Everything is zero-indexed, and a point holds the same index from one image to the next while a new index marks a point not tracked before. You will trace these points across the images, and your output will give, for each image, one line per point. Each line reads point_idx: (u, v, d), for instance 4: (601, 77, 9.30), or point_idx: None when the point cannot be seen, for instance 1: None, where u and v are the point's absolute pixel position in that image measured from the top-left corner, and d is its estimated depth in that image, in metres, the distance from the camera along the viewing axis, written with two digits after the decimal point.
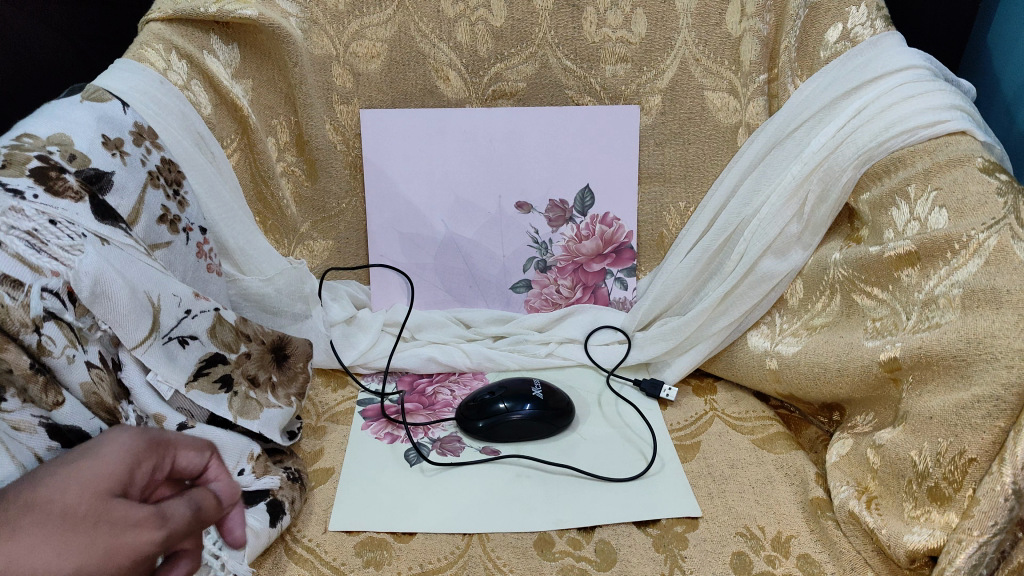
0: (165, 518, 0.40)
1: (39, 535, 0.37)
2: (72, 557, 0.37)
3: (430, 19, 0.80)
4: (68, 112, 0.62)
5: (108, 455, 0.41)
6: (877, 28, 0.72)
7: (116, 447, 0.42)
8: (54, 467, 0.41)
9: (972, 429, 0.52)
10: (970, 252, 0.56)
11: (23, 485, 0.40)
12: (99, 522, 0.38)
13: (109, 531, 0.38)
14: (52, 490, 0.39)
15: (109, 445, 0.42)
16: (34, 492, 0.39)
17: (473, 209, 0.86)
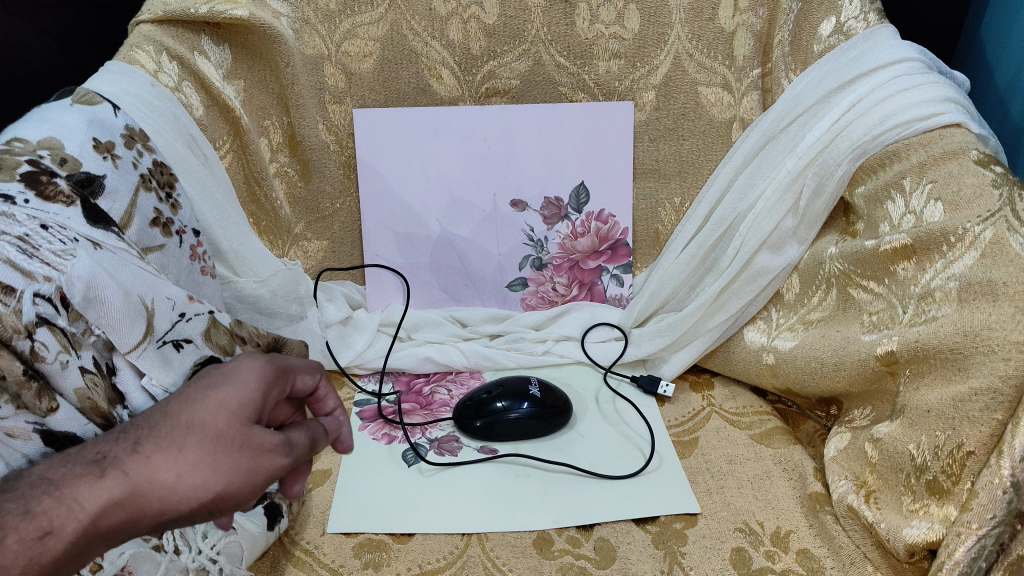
0: (284, 445, 0.43)
1: (198, 452, 0.40)
2: (225, 475, 0.40)
3: (422, 17, 0.80)
4: (59, 116, 0.62)
5: (240, 378, 0.44)
6: (871, 20, 0.72)
7: (247, 373, 0.44)
8: (194, 388, 0.43)
9: (970, 422, 0.52)
10: (966, 245, 0.56)
11: (172, 403, 0.42)
12: (245, 446, 0.41)
13: (250, 454, 0.41)
14: (200, 408, 0.42)
15: (245, 370, 0.45)
16: (186, 409, 0.42)
17: (468, 208, 0.86)
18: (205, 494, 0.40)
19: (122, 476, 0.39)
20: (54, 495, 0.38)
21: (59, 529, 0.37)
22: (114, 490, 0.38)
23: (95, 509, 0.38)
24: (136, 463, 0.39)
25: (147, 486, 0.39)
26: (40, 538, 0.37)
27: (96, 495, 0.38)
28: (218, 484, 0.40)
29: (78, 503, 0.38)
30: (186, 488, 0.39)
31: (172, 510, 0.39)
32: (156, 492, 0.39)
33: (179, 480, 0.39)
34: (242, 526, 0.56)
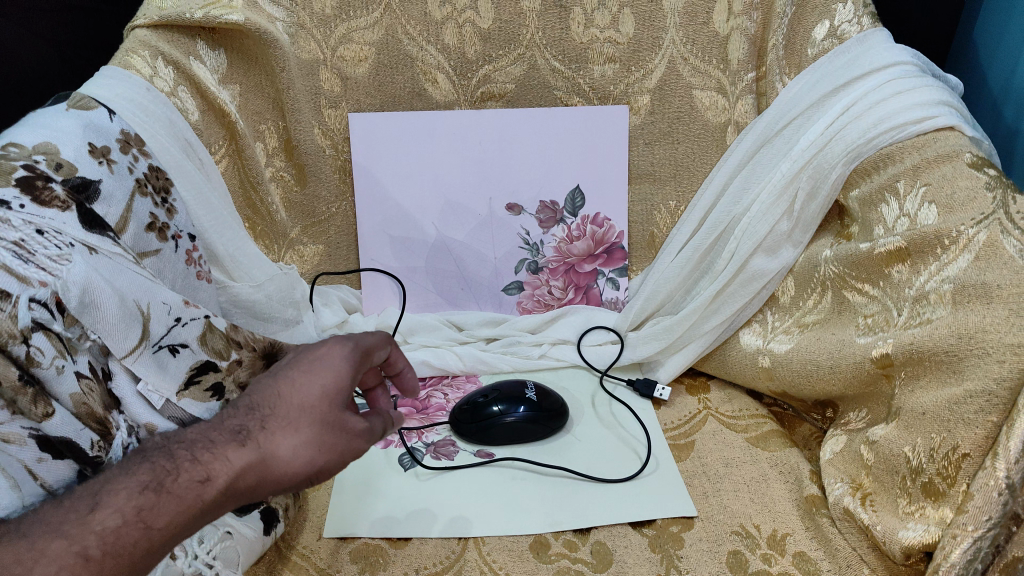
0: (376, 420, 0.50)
1: (310, 427, 0.45)
2: (327, 453, 0.45)
3: (417, 21, 0.80)
4: (54, 121, 0.62)
5: (329, 367, 0.48)
6: (864, 24, 0.72)
7: (331, 364, 0.49)
8: (295, 372, 0.48)
9: (965, 424, 0.52)
10: (960, 247, 0.56)
11: (280, 377, 0.48)
12: (339, 425, 0.46)
13: (349, 431, 0.47)
14: (303, 387, 0.47)
15: (335, 362, 0.49)
16: (289, 389, 0.47)
17: (463, 212, 0.86)
18: (314, 463, 0.45)
19: (251, 445, 0.44)
20: (195, 459, 0.43)
21: (198, 490, 0.42)
22: (245, 459, 0.43)
23: (229, 473, 0.43)
24: (261, 433, 0.44)
25: (271, 454, 0.44)
26: (185, 496, 0.42)
27: (229, 461, 0.43)
28: (330, 454, 0.45)
29: (215, 468, 0.43)
30: (301, 461, 0.44)
31: (287, 477, 0.44)
32: (279, 465, 0.44)
33: (295, 451, 0.44)
34: (236, 531, 0.55)
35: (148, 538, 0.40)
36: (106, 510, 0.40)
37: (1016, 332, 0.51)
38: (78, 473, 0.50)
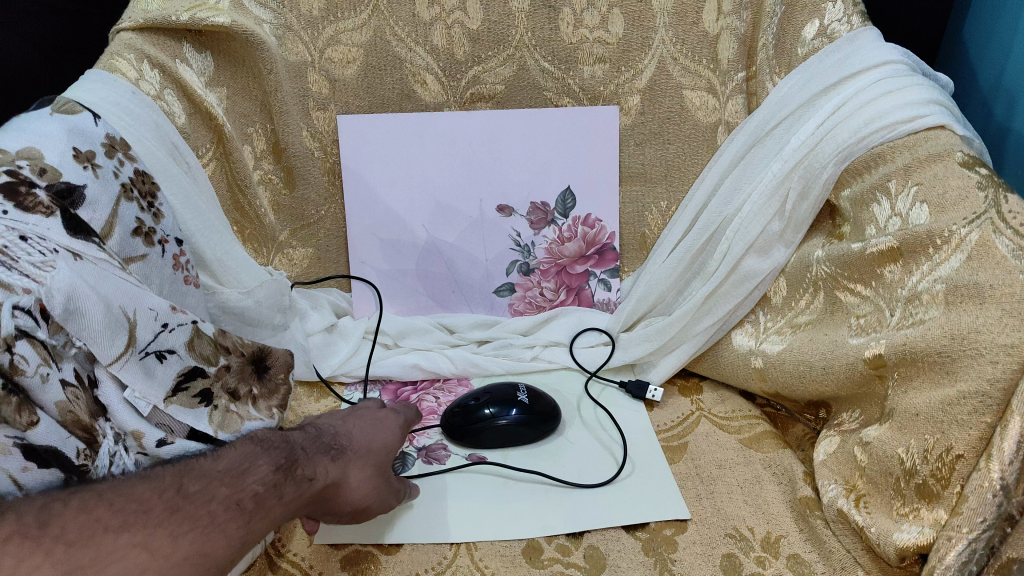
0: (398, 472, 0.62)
1: (373, 470, 0.56)
2: (374, 496, 0.56)
3: (406, 22, 0.79)
4: (37, 125, 0.61)
5: (395, 422, 0.62)
6: (854, 23, 0.72)
7: (391, 418, 0.62)
8: (365, 415, 0.61)
9: (959, 425, 0.52)
10: (952, 247, 0.56)
11: (345, 418, 0.59)
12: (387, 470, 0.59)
13: (391, 478, 0.59)
14: (372, 433, 0.59)
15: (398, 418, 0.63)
16: (362, 427, 0.59)
17: (454, 214, 0.86)
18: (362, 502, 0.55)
19: (339, 468, 0.53)
20: (305, 460, 0.51)
21: (308, 485, 0.50)
22: (334, 475, 0.52)
23: (325, 481, 0.51)
24: (346, 460, 0.54)
25: (348, 482, 0.54)
26: (296, 489, 0.49)
27: (326, 473, 0.52)
28: (378, 496, 0.56)
29: (318, 472, 0.51)
30: (359, 495, 0.54)
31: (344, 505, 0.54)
32: (349, 491, 0.54)
33: (359, 486, 0.54)
34: None
35: (277, 512, 0.47)
36: (255, 475, 0.47)
37: (1010, 333, 0.51)
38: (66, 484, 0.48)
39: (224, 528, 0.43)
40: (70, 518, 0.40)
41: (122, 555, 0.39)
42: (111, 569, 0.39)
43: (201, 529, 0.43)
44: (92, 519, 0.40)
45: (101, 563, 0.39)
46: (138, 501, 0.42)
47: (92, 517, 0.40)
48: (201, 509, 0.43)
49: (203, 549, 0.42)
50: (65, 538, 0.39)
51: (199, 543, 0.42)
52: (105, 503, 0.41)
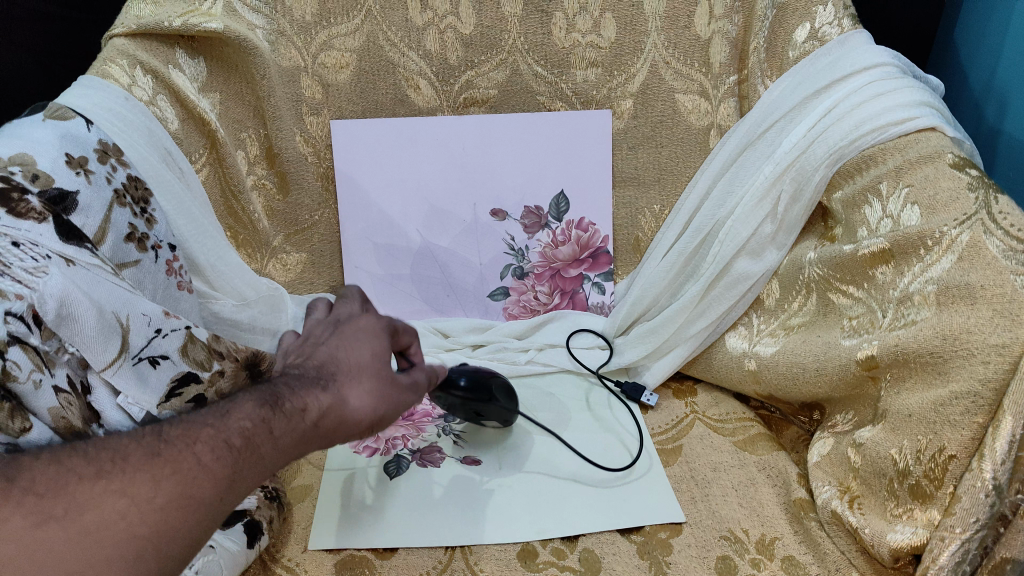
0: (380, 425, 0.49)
1: (373, 379, 0.47)
2: (385, 403, 0.47)
3: (398, 27, 0.79)
4: (29, 132, 0.61)
5: (380, 325, 0.52)
6: (845, 26, 0.72)
7: (377, 327, 0.51)
8: (346, 329, 0.51)
9: (951, 425, 0.52)
10: (943, 248, 0.56)
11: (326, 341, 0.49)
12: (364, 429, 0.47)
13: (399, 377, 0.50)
14: (359, 345, 0.49)
15: (372, 375, 0.47)
16: (348, 342, 0.49)
17: (448, 218, 0.86)
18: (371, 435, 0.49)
19: (332, 394, 0.45)
20: (290, 392, 0.44)
21: (299, 418, 0.43)
22: (326, 401, 0.44)
23: (318, 410, 0.43)
24: (338, 383, 0.46)
25: (346, 404, 0.45)
26: (286, 438, 0.42)
27: (317, 402, 0.44)
28: (390, 403, 0.48)
29: (308, 401, 0.43)
30: (366, 413, 0.46)
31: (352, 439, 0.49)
32: (350, 414, 0.45)
33: (363, 401, 0.46)
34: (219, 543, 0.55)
35: (270, 449, 0.41)
36: (240, 411, 0.42)
37: (1001, 333, 0.51)
38: None
39: (206, 471, 0.39)
40: (39, 471, 0.37)
41: (98, 501, 0.36)
42: (83, 517, 0.36)
43: (180, 472, 0.38)
44: (64, 470, 0.37)
45: (74, 512, 0.36)
46: (116, 449, 0.39)
47: (66, 469, 0.37)
48: (178, 451, 0.39)
49: (190, 491, 0.38)
50: (34, 490, 0.36)
51: (182, 487, 0.38)
52: (80, 454, 0.38)
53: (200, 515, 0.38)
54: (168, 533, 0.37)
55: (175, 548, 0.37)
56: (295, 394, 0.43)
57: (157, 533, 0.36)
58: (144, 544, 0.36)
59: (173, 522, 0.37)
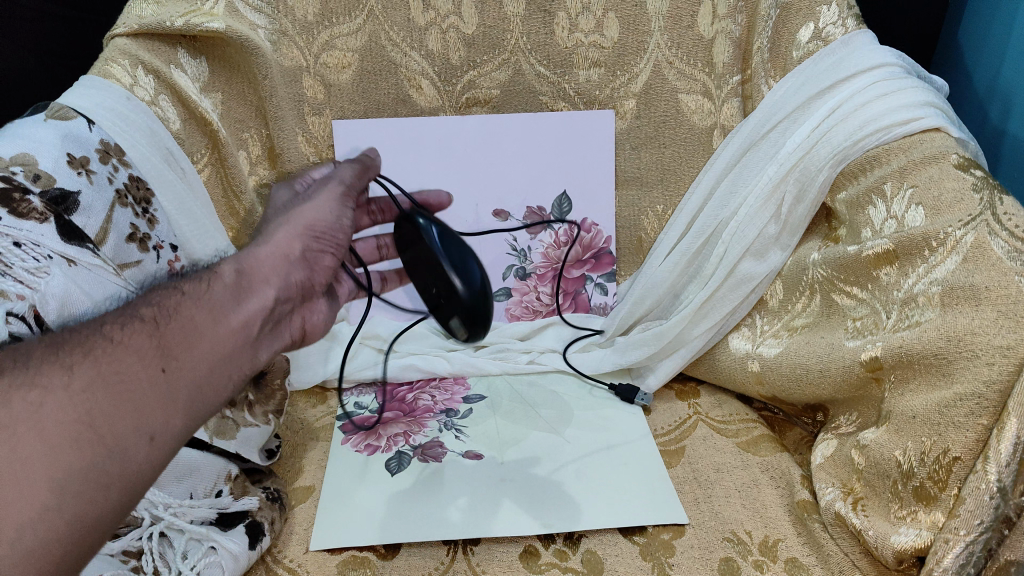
0: (335, 252, 0.57)
1: (278, 237, 0.53)
2: (301, 242, 0.53)
3: (400, 27, 0.79)
4: (31, 132, 0.61)
5: (288, 200, 0.63)
6: (849, 26, 0.72)
7: (279, 207, 0.61)
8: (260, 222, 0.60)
9: (956, 427, 0.52)
10: (948, 249, 0.56)
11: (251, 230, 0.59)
12: (305, 261, 0.53)
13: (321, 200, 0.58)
14: (266, 224, 0.57)
15: (274, 236, 0.53)
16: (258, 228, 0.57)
17: (450, 219, 0.85)
18: (336, 256, 0.57)
19: (236, 258, 0.50)
20: (198, 274, 0.48)
21: (215, 279, 0.47)
22: (235, 266, 0.49)
23: (229, 272, 0.48)
24: (240, 253, 0.51)
25: (254, 261, 0.50)
26: (215, 296, 0.46)
27: (226, 269, 0.49)
28: (309, 225, 0.54)
29: (218, 270, 0.48)
30: (283, 258, 0.52)
31: (323, 275, 0.56)
32: (269, 265, 0.50)
33: (274, 251, 0.52)
34: (221, 546, 0.56)
35: (193, 310, 0.44)
36: (147, 297, 0.45)
37: (1005, 334, 0.51)
38: None
39: (126, 347, 0.40)
40: None
41: (14, 394, 0.36)
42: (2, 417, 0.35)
43: (99, 357, 0.39)
44: None
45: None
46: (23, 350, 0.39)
47: None
48: (87, 342, 0.40)
49: (115, 367, 0.39)
50: None
51: (105, 366, 0.39)
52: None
53: (143, 382, 0.39)
54: (111, 411, 0.37)
55: (128, 421, 0.38)
56: (210, 273, 0.48)
57: (96, 414, 0.37)
58: (86, 428, 0.36)
59: (105, 399, 0.37)
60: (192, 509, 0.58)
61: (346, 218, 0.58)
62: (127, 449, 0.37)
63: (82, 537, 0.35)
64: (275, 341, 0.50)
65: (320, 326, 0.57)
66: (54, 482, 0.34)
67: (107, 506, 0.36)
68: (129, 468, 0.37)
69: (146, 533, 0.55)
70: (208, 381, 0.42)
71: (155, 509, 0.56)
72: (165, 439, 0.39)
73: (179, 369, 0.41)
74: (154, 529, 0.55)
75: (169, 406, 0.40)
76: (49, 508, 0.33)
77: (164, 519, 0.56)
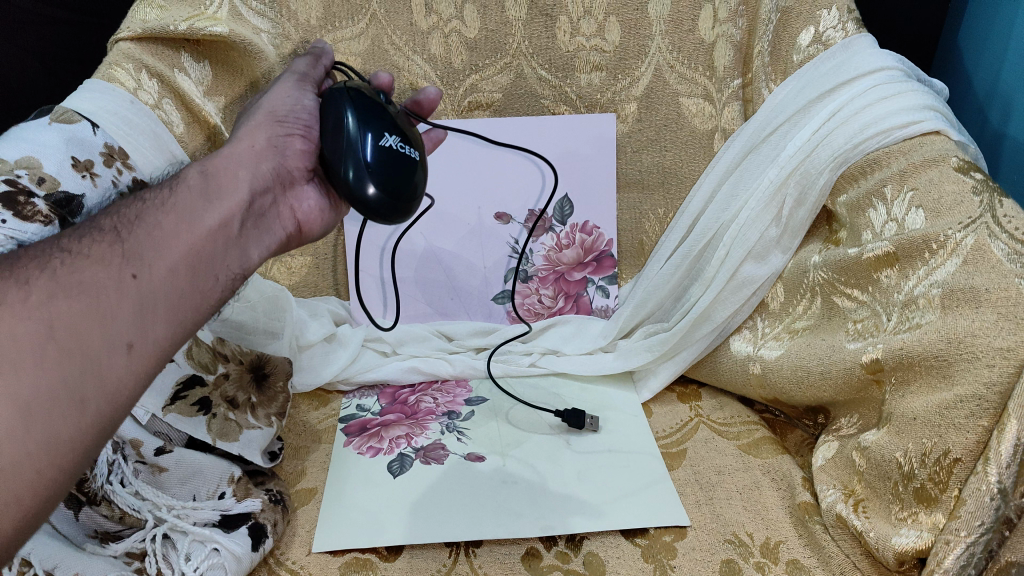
0: (306, 135, 0.58)
1: (242, 139, 0.55)
2: (265, 135, 0.56)
3: (403, 31, 0.80)
4: (36, 135, 0.61)
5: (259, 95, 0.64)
6: (849, 30, 0.73)
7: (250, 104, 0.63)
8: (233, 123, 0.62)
9: (956, 429, 0.52)
10: (948, 251, 0.56)
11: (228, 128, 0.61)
12: (275, 151, 0.56)
13: (284, 92, 0.59)
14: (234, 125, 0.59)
15: (238, 140, 0.55)
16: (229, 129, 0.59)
17: (452, 222, 0.86)
18: (309, 138, 0.58)
19: (202, 164, 0.53)
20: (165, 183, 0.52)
21: (180, 186, 0.50)
22: (200, 171, 0.52)
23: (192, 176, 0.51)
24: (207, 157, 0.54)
25: (218, 163, 0.53)
26: (180, 203, 0.49)
27: (191, 174, 0.52)
28: (269, 121, 0.57)
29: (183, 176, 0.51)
30: (250, 158, 0.54)
31: (299, 159, 0.57)
32: (236, 165, 0.53)
33: (241, 151, 0.54)
34: (226, 547, 0.57)
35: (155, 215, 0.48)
36: (114, 210, 0.49)
37: (1005, 336, 0.51)
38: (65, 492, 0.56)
39: (89, 260, 0.43)
40: None
41: None
42: None
43: (60, 271, 0.42)
44: None
45: None
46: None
47: None
48: (49, 257, 0.43)
49: (78, 278, 0.42)
50: None
51: (67, 279, 0.42)
52: None
53: (109, 292, 0.42)
54: (75, 325, 0.40)
55: (97, 331, 0.41)
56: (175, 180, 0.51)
57: (59, 328, 0.40)
58: (52, 344, 0.40)
59: (68, 312, 0.41)
60: (196, 511, 0.59)
61: (307, 95, 0.60)
62: (97, 357, 0.41)
63: (62, 451, 0.38)
64: (261, 237, 0.53)
65: (317, 212, 0.59)
66: (20, 401, 0.38)
67: (84, 420, 0.39)
68: (107, 378, 0.41)
69: (149, 534, 0.56)
70: (178, 283, 0.45)
71: (158, 511, 0.58)
72: (141, 344, 0.43)
73: (146, 274, 0.44)
74: (158, 531, 0.56)
75: (139, 311, 0.43)
76: (18, 429, 0.37)
77: (167, 521, 0.57)
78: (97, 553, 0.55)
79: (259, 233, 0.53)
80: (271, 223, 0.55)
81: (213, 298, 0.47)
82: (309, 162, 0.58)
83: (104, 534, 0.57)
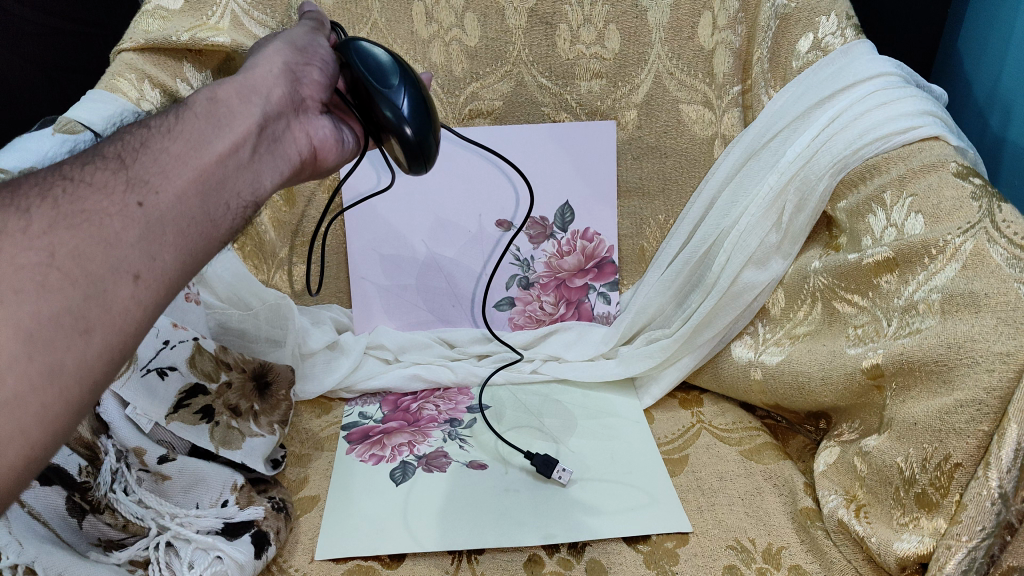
0: (322, 68, 0.56)
1: (254, 65, 0.51)
2: (277, 60, 0.52)
3: (404, 40, 0.80)
4: (39, 146, 0.62)
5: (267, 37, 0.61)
6: (848, 36, 0.72)
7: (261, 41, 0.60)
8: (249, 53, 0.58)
9: (957, 434, 0.52)
10: (948, 257, 0.57)
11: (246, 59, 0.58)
12: (290, 79, 0.52)
13: (297, 36, 0.56)
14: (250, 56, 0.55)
15: (252, 66, 0.51)
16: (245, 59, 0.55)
17: (454, 230, 0.86)
18: (325, 73, 0.56)
19: (209, 87, 0.48)
20: (168, 109, 0.47)
21: (181, 111, 0.46)
22: (206, 93, 0.47)
23: (197, 99, 0.47)
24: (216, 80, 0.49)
25: (225, 85, 0.48)
26: (188, 125, 0.44)
27: (197, 97, 0.47)
28: (286, 51, 0.53)
29: (190, 100, 0.47)
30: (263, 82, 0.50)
31: (314, 90, 0.54)
32: (248, 89, 0.49)
33: (252, 74, 0.50)
34: (228, 556, 0.57)
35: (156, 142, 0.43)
36: (113, 141, 0.44)
37: (1005, 341, 0.51)
38: (68, 499, 0.56)
39: (91, 187, 0.39)
40: None
41: None
42: None
43: (61, 199, 0.38)
44: None
45: None
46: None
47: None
48: (51, 185, 0.39)
49: (74, 206, 0.38)
50: None
51: (69, 206, 0.38)
52: None
53: (114, 218, 0.38)
54: (80, 253, 0.36)
55: (101, 258, 0.37)
56: (182, 104, 0.47)
57: (62, 256, 0.36)
58: (54, 272, 0.35)
59: (72, 240, 0.36)
60: (199, 519, 0.59)
61: (322, 42, 0.58)
62: (103, 286, 0.36)
63: (68, 382, 0.35)
64: (274, 161, 0.49)
65: (330, 144, 0.56)
66: (22, 331, 0.34)
67: (89, 350, 0.35)
68: (115, 306, 0.37)
69: (152, 543, 0.57)
70: (191, 208, 0.41)
71: (161, 519, 0.58)
72: (152, 274, 0.38)
73: (155, 200, 0.40)
74: (161, 539, 0.57)
75: (148, 239, 0.39)
76: (18, 360, 0.33)
77: (170, 530, 0.58)
78: (101, 560, 0.55)
79: (273, 157, 0.49)
80: (288, 148, 0.51)
81: (227, 225, 0.43)
82: (322, 96, 0.55)
83: (108, 541, 0.57)
